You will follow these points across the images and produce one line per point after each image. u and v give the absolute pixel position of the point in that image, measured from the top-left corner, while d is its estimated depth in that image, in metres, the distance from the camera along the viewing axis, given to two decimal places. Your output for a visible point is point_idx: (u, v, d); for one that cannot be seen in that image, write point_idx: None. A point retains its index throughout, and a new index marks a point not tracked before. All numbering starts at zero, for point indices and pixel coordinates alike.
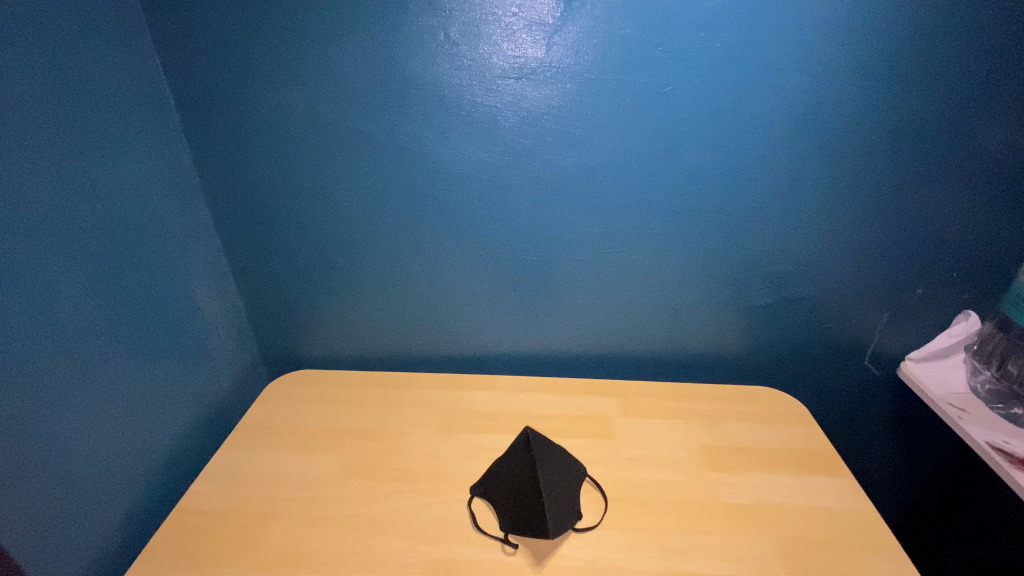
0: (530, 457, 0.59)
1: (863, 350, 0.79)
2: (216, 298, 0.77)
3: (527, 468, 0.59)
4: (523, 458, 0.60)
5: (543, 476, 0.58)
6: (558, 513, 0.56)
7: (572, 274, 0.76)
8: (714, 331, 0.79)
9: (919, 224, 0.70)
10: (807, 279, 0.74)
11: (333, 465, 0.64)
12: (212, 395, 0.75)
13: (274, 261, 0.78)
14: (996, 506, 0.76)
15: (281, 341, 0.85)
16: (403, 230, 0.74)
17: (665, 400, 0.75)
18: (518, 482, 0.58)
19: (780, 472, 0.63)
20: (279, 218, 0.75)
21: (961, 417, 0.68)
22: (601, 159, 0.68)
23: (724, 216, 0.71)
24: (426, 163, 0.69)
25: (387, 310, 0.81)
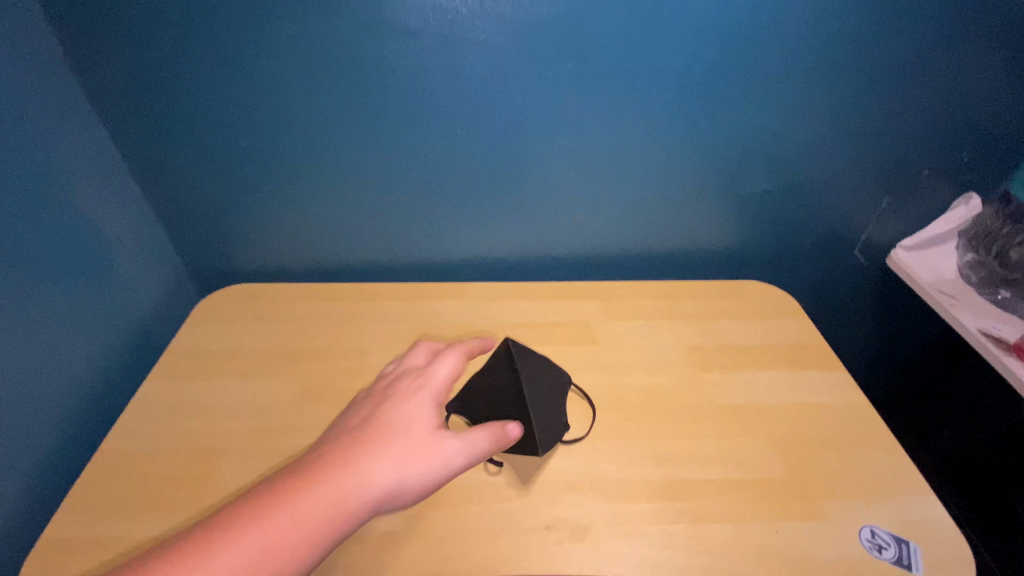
0: (514, 373, 0.50)
1: (855, 239, 0.74)
2: (114, 202, 0.62)
3: (511, 384, 0.50)
4: (506, 374, 0.51)
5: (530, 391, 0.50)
6: (548, 428, 0.50)
7: (549, 160, 0.65)
8: (703, 224, 0.72)
9: (938, 93, 0.62)
10: (808, 162, 0.67)
11: (285, 390, 0.56)
12: (128, 319, 0.64)
13: (183, 155, 0.63)
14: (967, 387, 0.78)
15: (208, 253, 0.72)
16: (342, 108, 0.60)
17: (651, 301, 0.69)
18: (500, 399, 0.50)
19: (772, 369, 0.60)
20: (178, 96, 0.59)
21: (953, 306, 0.66)
22: (585, 8, 0.54)
23: (726, 87, 0.60)
24: (366, 12, 0.54)
25: (333, 210, 0.68)
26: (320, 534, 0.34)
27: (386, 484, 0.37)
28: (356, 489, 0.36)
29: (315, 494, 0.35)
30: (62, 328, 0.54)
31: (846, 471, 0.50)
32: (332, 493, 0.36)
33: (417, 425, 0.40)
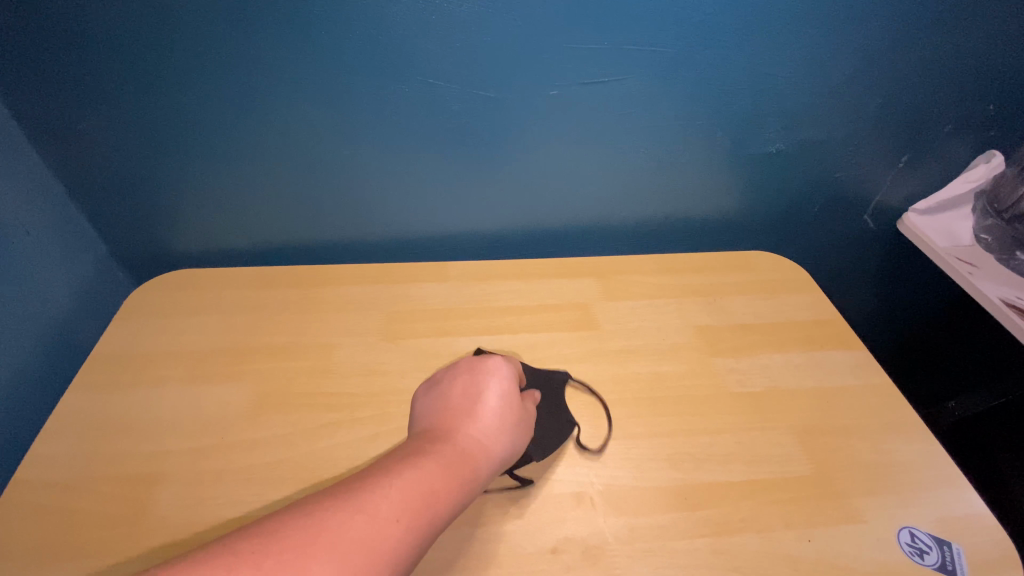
0: None
1: (867, 203, 0.69)
2: (8, 176, 0.51)
3: None
4: None
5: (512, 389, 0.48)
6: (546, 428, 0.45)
7: (538, 119, 0.56)
8: (708, 190, 0.65)
9: (971, 38, 0.55)
10: (826, 117, 0.60)
11: (239, 397, 0.48)
12: (41, 317, 0.53)
13: (93, 116, 0.52)
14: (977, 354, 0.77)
15: (139, 234, 0.62)
16: (288, 56, 0.49)
17: (654, 276, 0.63)
18: None
19: (788, 350, 0.55)
20: (78, 42, 0.47)
21: (971, 274, 0.61)
22: None
23: (743, 28, 0.52)
24: None
25: (286, 181, 0.58)
26: (455, 491, 0.34)
27: (498, 446, 0.39)
28: (476, 454, 0.37)
29: (447, 454, 0.36)
30: None
31: (878, 464, 0.45)
32: (454, 453, 0.36)
33: (491, 396, 0.41)
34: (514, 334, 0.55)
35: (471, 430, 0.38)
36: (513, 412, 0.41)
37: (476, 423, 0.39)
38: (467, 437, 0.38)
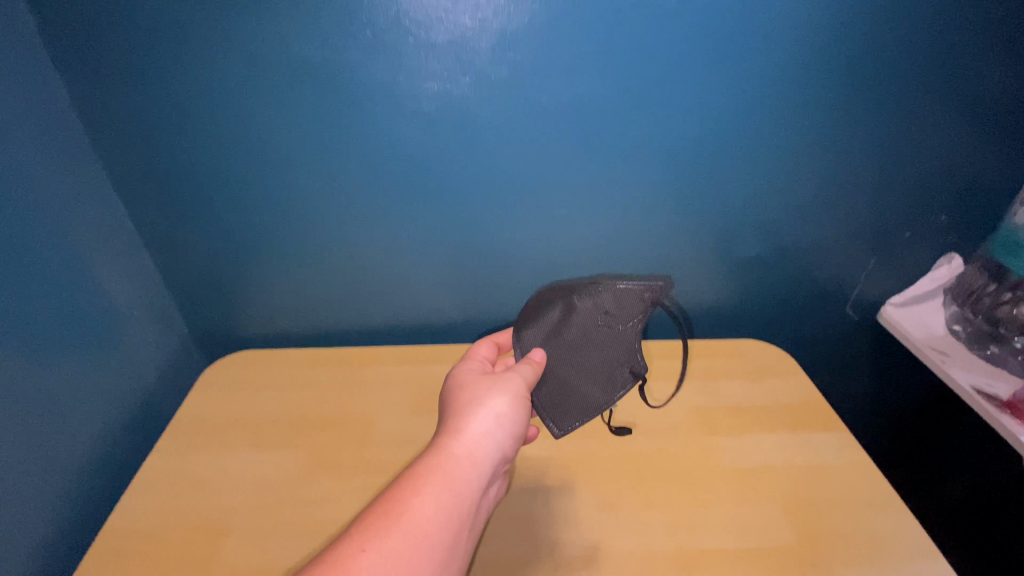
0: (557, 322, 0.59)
1: (847, 297, 0.77)
2: (126, 272, 0.63)
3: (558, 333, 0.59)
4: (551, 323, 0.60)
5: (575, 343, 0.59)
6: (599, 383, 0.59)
7: (552, 230, 0.68)
8: (702, 284, 0.74)
9: (917, 165, 0.66)
10: (798, 226, 0.70)
11: (293, 461, 0.56)
12: (134, 388, 0.64)
13: (197, 227, 0.65)
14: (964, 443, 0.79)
15: (216, 319, 0.73)
16: (353, 183, 0.63)
17: (656, 361, 0.71)
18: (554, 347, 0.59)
19: (777, 430, 0.61)
20: (196, 174, 0.61)
21: (944, 362, 0.67)
22: (584, 95, 0.58)
23: (718, 159, 0.63)
24: (379, 95, 0.57)
25: (342, 276, 0.70)
26: (451, 492, 0.40)
27: (486, 430, 0.44)
28: (468, 445, 0.43)
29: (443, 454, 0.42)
30: (68, 400, 0.54)
31: (857, 537, 0.50)
32: (445, 454, 0.42)
33: (472, 389, 0.48)
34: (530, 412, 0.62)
35: (455, 427, 0.44)
36: (483, 398, 0.46)
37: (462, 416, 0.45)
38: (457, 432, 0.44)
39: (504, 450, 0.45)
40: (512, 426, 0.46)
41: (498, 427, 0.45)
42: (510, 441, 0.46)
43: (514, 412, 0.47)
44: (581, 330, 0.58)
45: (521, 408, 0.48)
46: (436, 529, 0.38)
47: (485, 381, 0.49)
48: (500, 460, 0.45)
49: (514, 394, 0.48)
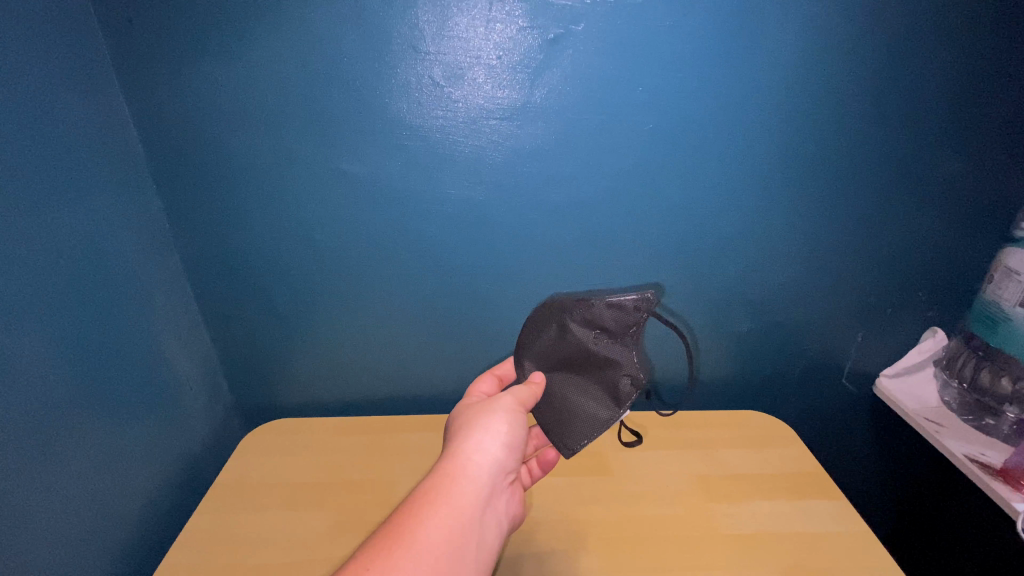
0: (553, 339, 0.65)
1: (841, 369, 0.81)
2: (187, 348, 0.72)
3: (554, 350, 0.65)
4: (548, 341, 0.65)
5: (569, 359, 0.64)
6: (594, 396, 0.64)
7: None
8: (700, 357, 0.80)
9: (889, 249, 0.73)
10: (787, 304, 0.76)
11: (322, 521, 0.61)
12: (182, 453, 0.70)
13: (250, 306, 0.75)
14: (969, 513, 0.80)
15: (255, 388, 0.81)
16: (386, 269, 0.72)
17: (659, 430, 0.75)
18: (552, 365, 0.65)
19: (774, 497, 0.64)
20: (255, 263, 0.72)
21: (938, 432, 0.70)
22: (585, 196, 0.68)
23: (707, 246, 0.71)
24: (412, 199, 0.68)
25: (371, 350, 0.78)
26: (450, 503, 0.48)
27: (478, 446, 0.53)
28: (462, 461, 0.51)
29: (441, 471, 0.51)
30: (129, 466, 0.60)
31: None
32: (443, 470, 0.51)
33: (467, 414, 0.56)
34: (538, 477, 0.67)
35: (450, 448, 0.53)
36: (473, 421, 0.55)
37: (459, 438, 0.54)
38: (454, 453, 0.52)
39: (500, 462, 0.53)
40: (503, 440, 0.54)
41: (489, 443, 0.53)
42: (503, 453, 0.54)
43: (505, 427, 0.55)
44: (580, 349, 0.64)
45: (511, 423, 0.56)
46: (438, 540, 0.46)
47: (474, 406, 0.57)
48: (497, 471, 0.53)
49: (503, 412, 0.56)
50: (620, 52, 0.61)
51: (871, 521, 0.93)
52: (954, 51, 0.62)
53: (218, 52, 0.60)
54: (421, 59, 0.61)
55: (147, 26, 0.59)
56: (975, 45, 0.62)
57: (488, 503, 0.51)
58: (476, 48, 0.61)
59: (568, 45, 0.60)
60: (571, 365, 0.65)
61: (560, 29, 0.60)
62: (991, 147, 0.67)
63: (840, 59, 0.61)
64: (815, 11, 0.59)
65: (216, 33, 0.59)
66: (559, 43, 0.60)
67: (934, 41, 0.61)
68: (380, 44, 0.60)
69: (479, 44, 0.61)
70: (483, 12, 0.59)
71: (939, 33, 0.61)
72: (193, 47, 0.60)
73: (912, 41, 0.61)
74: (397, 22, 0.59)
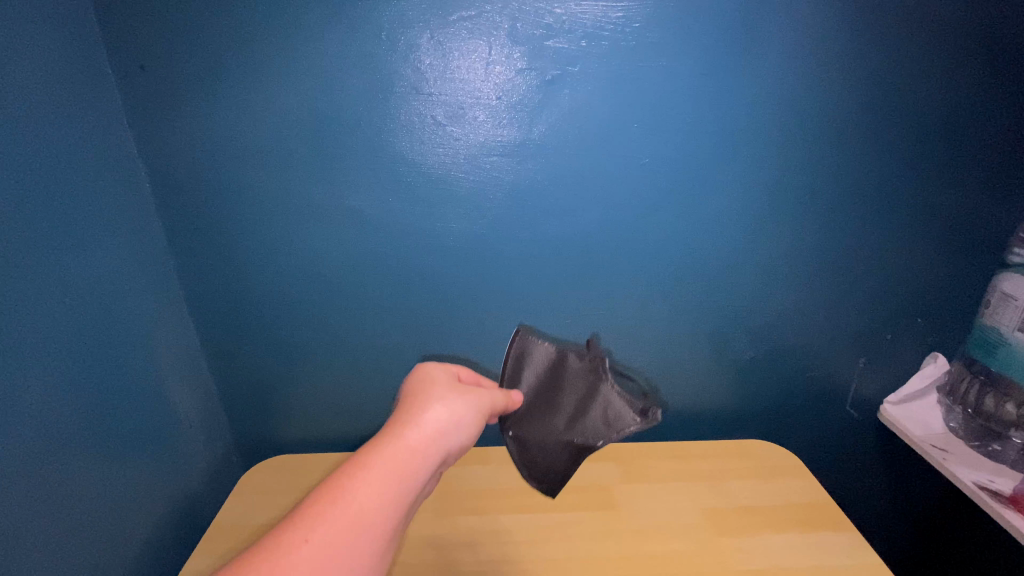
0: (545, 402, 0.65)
1: (844, 396, 0.81)
2: (188, 384, 0.72)
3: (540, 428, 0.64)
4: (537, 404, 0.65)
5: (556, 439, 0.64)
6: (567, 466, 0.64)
7: (585, 314, 0.74)
8: (703, 386, 0.80)
9: (884, 276, 0.73)
10: (787, 332, 0.76)
11: None
12: (183, 493, 0.69)
13: (252, 341, 0.75)
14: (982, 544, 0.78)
15: (256, 425, 0.80)
16: (387, 300, 0.72)
17: (666, 462, 0.74)
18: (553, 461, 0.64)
19: (787, 531, 0.63)
20: (256, 297, 0.72)
21: (946, 458, 0.69)
22: (584, 226, 0.69)
23: (705, 274, 0.72)
24: (412, 232, 0.69)
25: (372, 382, 0.77)
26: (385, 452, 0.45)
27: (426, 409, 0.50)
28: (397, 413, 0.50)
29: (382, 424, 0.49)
30: (131, 507, 0.60)
31: None
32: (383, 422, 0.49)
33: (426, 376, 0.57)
34: (545, 513, 0.66)
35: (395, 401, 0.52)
36: (413, 386, 0.52)
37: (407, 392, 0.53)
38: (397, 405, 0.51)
39: (453, 418, 0.49)
40: (452, 400, 0.50)
41: (436, 406, 0.49)
42: (460, 411, 0.50)
43: (449, 390, 0.51)
44: (581, 411, 0.64)
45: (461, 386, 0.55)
46: (377, 507, 0.42)
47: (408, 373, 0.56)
48: (445, 426, 0.48)
49: (452, 379, 0.55)
50: (616, 91, 0.63)
51: (886, 555, 0.90)
52: (937, 83, 0.64)
53: (228, 95, 0.62)
54: (423, 99, 0.63)
55: (159, 71, 0.61)
56: (952, 82, 0.64)
57: (434, 456, 0.47)
58: (477, 88, 0.63)
59: (566, 85, 0.62)
60: (555, 410, 0.64)
61: (557, 71, 0.62)
62: (979, 174, 0.69)
63: (826, 94, 0.64)
64: (801, 47, 0.62)
65: (224, 78, 0.61)
66: (557, 83, 0.62)
67: (916, 77, 0.64)
68: (384, 85, 0.62)
69: (480, 84, 0.63)
70: (483, 55, 0.61)
71: (920, 69, 0.64)
72: (203, 91, 0.62)
73: (896, 75, 0.64)
74: (401, 66, 0.61)
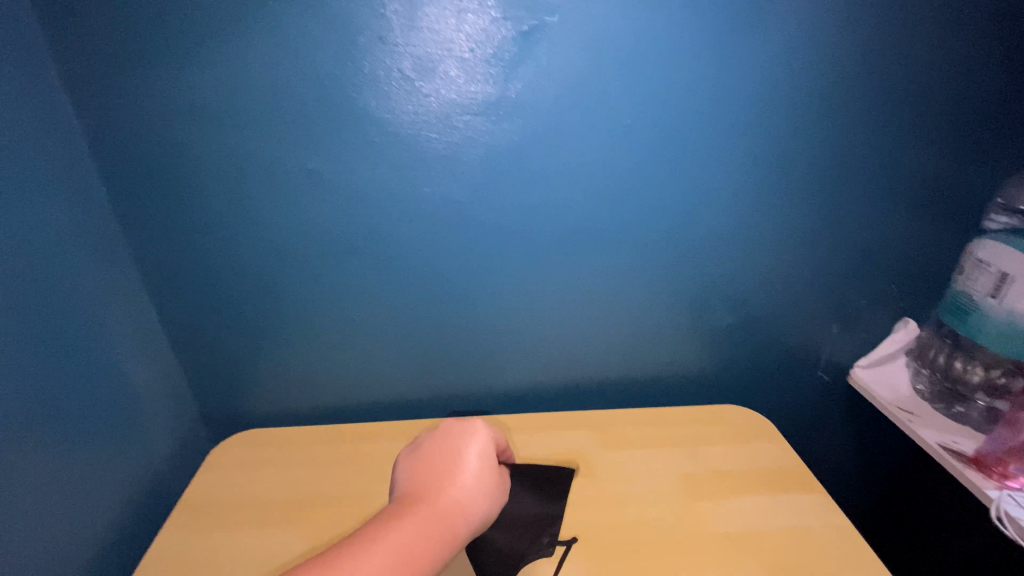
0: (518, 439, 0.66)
1: (817, 362, 0.82)
2: (146, 359, 0.68)
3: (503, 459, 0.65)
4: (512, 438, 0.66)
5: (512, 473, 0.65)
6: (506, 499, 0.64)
7: (564, 282, 0.72)
8: (681, 354, 0.79)
9: (862, 242, 0.73)
10: (764, 299, 0.76)
11: (298, 540, 0.58)
12: (149, 471, 0.67)
13: (213, 314, 0.71)
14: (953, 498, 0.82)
15: (223, 400, 0.77)
16: (358, 269, 0.69)
17: (643, 429, 0.74)
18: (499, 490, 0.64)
19: (760, 494, 0.64)
20: (216, 266, 0.68)
21: (911, 420, 0.71)
22: (563, 191, 0.66)
23: (685, 241, 0.71)
24: (382, 197, 0.65)
25: (344, 354, 0.75)
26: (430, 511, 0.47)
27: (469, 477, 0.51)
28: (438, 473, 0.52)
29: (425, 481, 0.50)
30: (91, 488, 0.57)
31: None
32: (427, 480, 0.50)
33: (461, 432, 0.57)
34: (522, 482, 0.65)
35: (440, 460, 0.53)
36: (453, 452, 0.52)
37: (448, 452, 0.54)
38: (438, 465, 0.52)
39: (493, 495, 0.52)
40: (483, 439, 0.54)
41: (470, 447, 0.53)
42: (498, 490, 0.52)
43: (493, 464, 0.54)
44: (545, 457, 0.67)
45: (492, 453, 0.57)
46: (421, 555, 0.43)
47: (450, 432, 0.55)
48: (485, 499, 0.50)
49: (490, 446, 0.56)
50: (597, 45, 0.59)
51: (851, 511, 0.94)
52: (926, 42, 0.62)
53: (170, 44, 0.56)
54: (390, 51, 0.58)
55: (89, 16, 0.55)
56: (942, 41, 0.62)
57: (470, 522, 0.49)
58: (448, 39, 0.58)
59: (544, 37, 0.58)
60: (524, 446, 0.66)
61: (533, 22, 0.57)
62: (962, 139, 0.68)
63: (814, 52, 0.61)
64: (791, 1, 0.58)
65: (165, 24, 0.55)
66: (534, 35, 0.58)
67: (906, 36, 0.62)
68: (346, 34, 0.57)
69: (451, 35, 0.58)
70: (454, 2, 0.56)
71: (911, 27, 0.61)
72: (141, 39, 0.56)
73: (886, 33, 0.61)
74: (364, 13, 0.56)
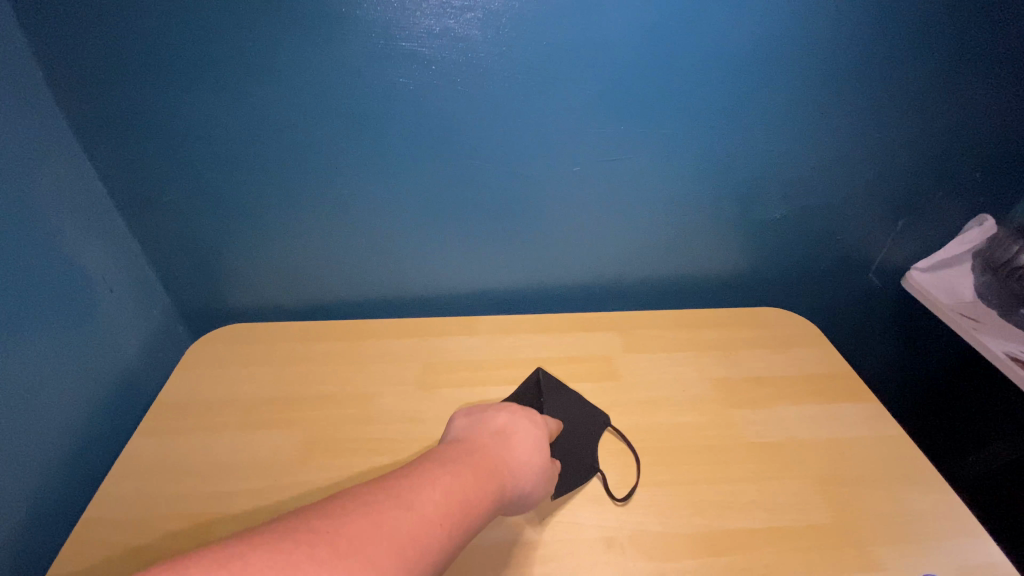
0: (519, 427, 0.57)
1: (869, 262, 0.73)
2: (98, 240, 0.58)
3: None
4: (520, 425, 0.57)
5: None
6: None
7: (596, 157, 0.60)
8: (719, 250, 0.70)
9: (955, 118, 0.61)
10: (826, 187, 0.65)
11: (290, 442, 0.52)
12: (116, 366, 0.59)
13: (173, 188, 0.59)
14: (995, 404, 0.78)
15: (198, 291, 0.68)
16: (346, 135, 0.56)
17: (673, 331, 0.66)
18: None
19: (803, 402, 0.58)
20: (168, 128, 0.55)
21: (975, 328, 0.64)
22: (605, 33, 0.52)
23: (746, 110, 0.58)
24: (372, 33, 0.50)
25: (335, 241, 0.64)
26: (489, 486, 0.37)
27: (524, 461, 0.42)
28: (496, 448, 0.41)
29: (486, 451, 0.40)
30: (43, 382, 0.50)
31: (890, 514, 0.48)
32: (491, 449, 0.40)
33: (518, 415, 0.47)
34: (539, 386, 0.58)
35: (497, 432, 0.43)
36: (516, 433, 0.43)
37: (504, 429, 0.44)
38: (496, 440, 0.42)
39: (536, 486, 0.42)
40: (537, 418, 0.46)
41: (523, 421, 0.44)
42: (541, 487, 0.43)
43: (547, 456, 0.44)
44: None
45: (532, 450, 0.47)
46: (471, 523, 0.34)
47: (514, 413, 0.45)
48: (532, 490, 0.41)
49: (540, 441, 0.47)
50: None
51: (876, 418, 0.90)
52: None
53: None
54: None
55: None
56: None
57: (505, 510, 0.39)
58: None
59: None
60: None
61: None
62: None
63: None
64: None
65: None
66: None
67: None
68: None
69: None
70: None
71: None
72: None
73: None
74: None
